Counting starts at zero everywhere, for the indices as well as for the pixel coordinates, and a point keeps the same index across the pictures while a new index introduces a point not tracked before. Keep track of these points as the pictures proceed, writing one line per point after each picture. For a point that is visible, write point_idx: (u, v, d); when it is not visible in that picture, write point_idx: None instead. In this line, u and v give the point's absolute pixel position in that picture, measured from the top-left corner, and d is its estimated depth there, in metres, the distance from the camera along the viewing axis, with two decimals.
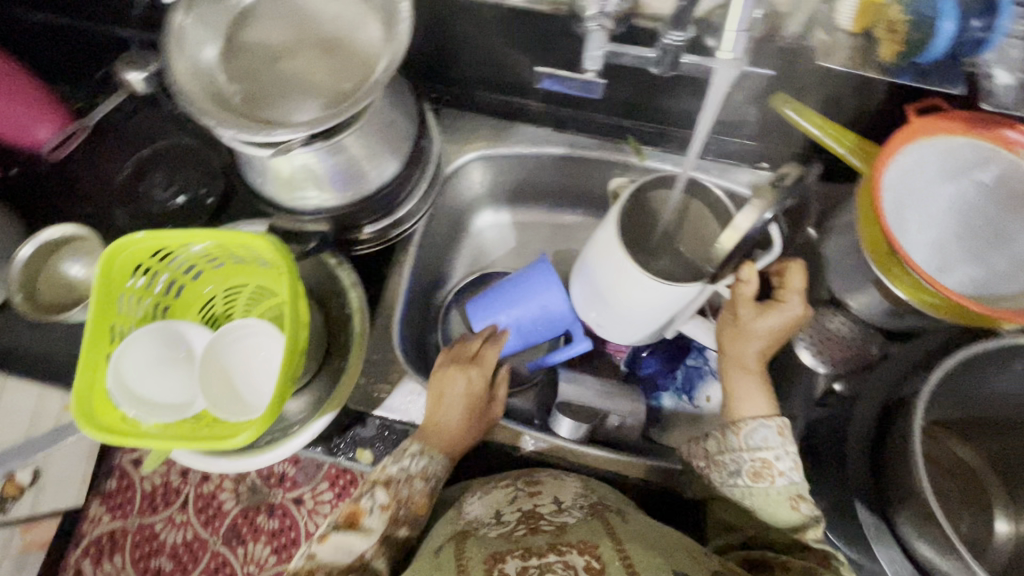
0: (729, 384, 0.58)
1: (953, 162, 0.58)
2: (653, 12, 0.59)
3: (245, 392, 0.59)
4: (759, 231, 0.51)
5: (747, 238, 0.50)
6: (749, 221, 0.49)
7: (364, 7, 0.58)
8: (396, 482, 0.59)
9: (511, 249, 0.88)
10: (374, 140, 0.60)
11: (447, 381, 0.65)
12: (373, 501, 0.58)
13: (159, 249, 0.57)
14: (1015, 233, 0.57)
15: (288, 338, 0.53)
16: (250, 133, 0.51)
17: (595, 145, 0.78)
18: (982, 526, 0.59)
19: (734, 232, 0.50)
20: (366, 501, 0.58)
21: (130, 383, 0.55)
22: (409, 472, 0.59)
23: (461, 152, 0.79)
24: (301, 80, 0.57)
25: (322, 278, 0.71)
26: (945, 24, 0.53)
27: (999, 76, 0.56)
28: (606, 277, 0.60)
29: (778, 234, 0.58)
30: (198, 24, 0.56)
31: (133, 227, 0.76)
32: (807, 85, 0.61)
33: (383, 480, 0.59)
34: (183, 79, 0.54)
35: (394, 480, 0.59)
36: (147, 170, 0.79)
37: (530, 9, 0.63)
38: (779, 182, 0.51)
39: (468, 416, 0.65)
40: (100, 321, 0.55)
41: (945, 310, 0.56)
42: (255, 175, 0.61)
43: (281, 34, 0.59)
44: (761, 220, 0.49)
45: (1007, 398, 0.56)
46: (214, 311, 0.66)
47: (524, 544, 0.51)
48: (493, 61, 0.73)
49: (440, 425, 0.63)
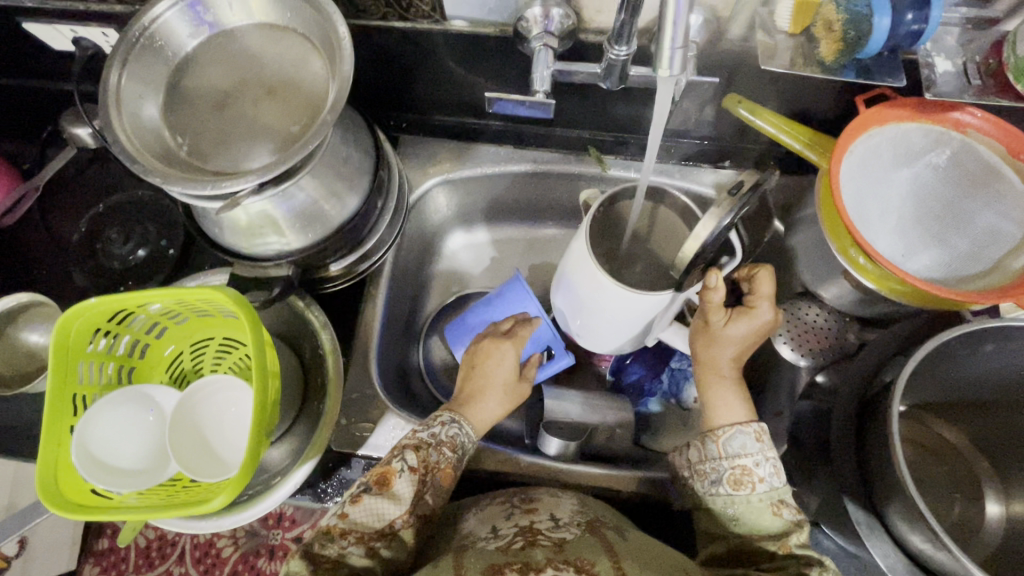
0: (706, 392, 0.58)
1: (907, 148, 0.59)
2: (598, 26, 0.60)
3: (221, 450, 0.58)
4: (721, 237, 0.52)
5: (710, 244, 0.51)
6: (709, 230, 0.50)
7: (307, 45, 0.57)
8: (427, 446, 0.56)
9: (486, 268, 0.88)
10: (330, 178, 0.59)
11: (483, 355, 0.65)
12: (403, 463, 0.54)
13: (117, 312, 0.55)
14: (976, 212, 0.58)
15: (259, 391, 0.52)
16: (196, 188, 0.50)
17: (559, 159, 0.79)
18: (974, 505, 0.59)
19: (697, 241, 0.50)
20: (395, 462, 0.55)
21: (98, 456, 0.53)
22: (440, 437, 0.57)
23: (424, 178, 0.79)
24: (248, 126, 0.55)
25: (293, 320, 0.69)
26: (882, 21, 0.48)
27: (939, 64, 0.55)
28: (585, 287, 0.60)
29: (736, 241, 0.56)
30: (133, 82, 0.54)
31: (94, 285, 0.74)
32: (756, 85, 0.62)
33: (415, 444, 0.56)
34: (123, 135, 0.52)
35: (425, 445, 0.56)
36: (104, 224, 0.77)
37: (476, 33, 0.62)
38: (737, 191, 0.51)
39: (500, 392, 0.63)
40: (61, 393, 0.53)
41: (913, 295, 0.56)
42: (211, 226, 0.59)
43: (225, 79, 0.57)
44: (718, 228, 0.50)
45: (985, 378, 0.56)
46: (182, 367, 0.64)
47: (521, 558, 0.48)
48: (446, 87, 0.73)
49: (474, 397, 0.62)
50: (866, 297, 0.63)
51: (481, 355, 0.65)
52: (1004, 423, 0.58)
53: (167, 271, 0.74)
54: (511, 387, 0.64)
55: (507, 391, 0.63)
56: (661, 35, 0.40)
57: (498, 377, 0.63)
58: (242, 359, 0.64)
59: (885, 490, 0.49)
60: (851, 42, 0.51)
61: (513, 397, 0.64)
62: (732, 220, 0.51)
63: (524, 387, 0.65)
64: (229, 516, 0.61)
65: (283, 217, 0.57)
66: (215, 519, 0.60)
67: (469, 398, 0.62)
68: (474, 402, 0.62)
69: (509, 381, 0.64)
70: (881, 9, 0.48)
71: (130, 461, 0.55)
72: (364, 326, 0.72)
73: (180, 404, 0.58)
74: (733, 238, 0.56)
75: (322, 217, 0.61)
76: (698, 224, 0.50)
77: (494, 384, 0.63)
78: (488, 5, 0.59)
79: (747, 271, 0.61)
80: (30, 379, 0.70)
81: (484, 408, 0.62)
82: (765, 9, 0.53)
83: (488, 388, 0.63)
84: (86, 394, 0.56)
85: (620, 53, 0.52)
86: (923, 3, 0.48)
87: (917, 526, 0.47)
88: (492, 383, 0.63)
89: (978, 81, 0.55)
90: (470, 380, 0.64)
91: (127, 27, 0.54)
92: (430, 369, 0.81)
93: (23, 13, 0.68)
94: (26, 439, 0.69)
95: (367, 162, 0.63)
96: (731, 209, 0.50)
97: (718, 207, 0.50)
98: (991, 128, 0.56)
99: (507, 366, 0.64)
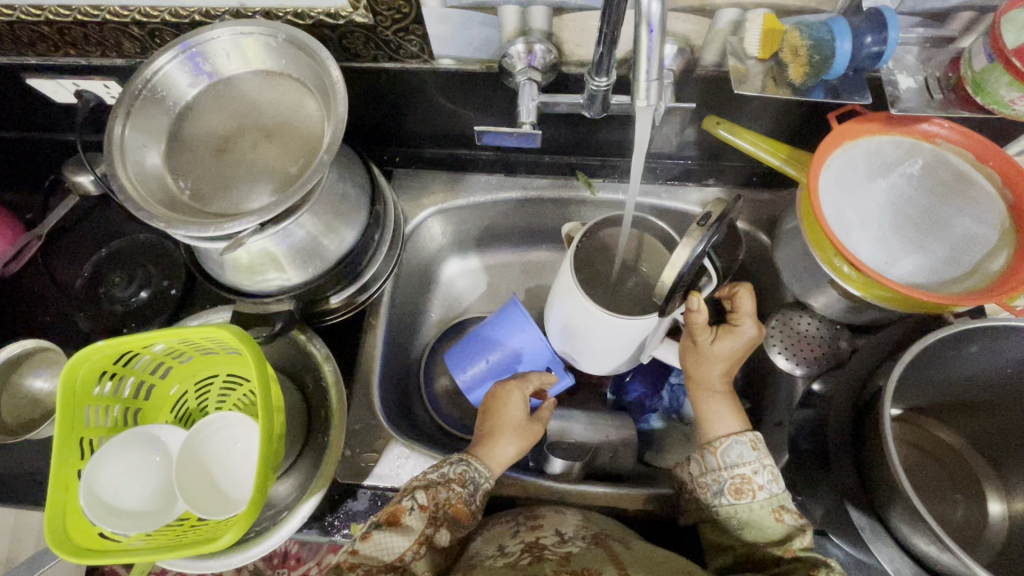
0: (701, 409, 0.60)
1: (881, 159, 0.62)
2: (579, 59, 0.63)
3: (226, 486, 0.58)
4: (694, 266, 0.52)
5: (684, 274, 0.52)
6: (683, 260, 0.51)
7: (302, 87, 0.59)
8: (436, 485, 0.56)
9: (483, 293, 0.89)
10: (328, 214, 0.61)
11: (502, 395, 0.65)
12: (413, 502, 0.55)
13: (122, 353, 0.56)
14: (951, 217, 0.60)
15: (265, 423, 0.52)
16: (199, 229, 0.51)
17: (548, 185, 0.81)
18: (976, 508, 0.60)
19: (673, 270, 0.51)
20: (405, 500, 0.55)
21: (106, 500, 0.54)
22: (448, 476, 0.58)
23: (418, 209, 0.81)
24: (247, 168, 0.58)
25: (296, 354, 0.71)
26: (844, 45, 0.51)
27: (902, 82, 0.58)
28: (579, 318, 0.61)
29: (712, 264, 0.57)
30: (137, 132, 0.57)
31: (96, 329, 0.75)
32: (732, 107, 0.64)
33: (424, 484, 0.56)
34: (130, 183, 0.54)
35: (433, 484, 0.56)
36: (106, 269, 0.79)
37: (462, 69, 0.65)
38: (704, 221, 0.52)
39: (516, 434, 0.63)
40: (67, 437, 0.53)
41: (896, 299, 0.58)
42: (215, 265, 0.61)
43: (225, 124, 0.59)
44: (694, 254, 0.50)
45: (974, 379, 0.57)
46: (187, 406, 0.65)
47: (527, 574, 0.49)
48: (438, 121, 0.76)
49: (488, 435, 0.63)
50: (854, 304, 0.65)
51: (491, 400, 0.65)
52: (998, 422, 0.59)
53: (170, 311, 0.75)
54: (525, 429, 0.64)
55: (520, 430, 0.63)
56: (636, 68, 0.43)
57: (509, 418, 0.64)
58: (248, 395, 0.65)
59: (885, 494, 0.50)
60: (818, 65, 0.53)
61: (527, 438, 0.64)
62: (704, 249, 0.51)
63: (536, 428, 0.65)
64: (237, 553, 0.60)
65: (283, 253, 0.59)
66: (223, 557, 0.60)
67: (484, 441, 0.62)
68: (487, 444, 0.62)
69: (519, 421, 0.64)
70: (841, 34, 0.51)
71: (140, 503, 0.55)
72: (365, 357, 0.73)
73: (186, 445, 0.58)
74: (705, 263, 0.58)
75: (321, 252, 0.62)
76: (674, 252, 0.51)
77: (505, 428, 0.63)
78: (473, 44, 0.62)
79: (729, 288, 0.62)
80: (33, 426, 0.71)
81: (496, 454, 0.61)
82: (735, 37, 0.56)
83: (501, 430, 0.63)
84: (93, 438, 0.57)
85: (601, 84, 0.55)
86: (882, 26, 0.51)
87: (919, 529, 0.47)
88: (504, 425, 0.63)
89: (940, 95, 0.57)
90: (484, 423, 0.64)
91: (130, 79, 0.56)
92: (432, 396, 0.81)
93: (28, 70, 0.71)
94: (29, 487, 0.68)
95: (363, 197, 0.66)
96: (701, 238, 0.50)
97: (688, 237, 0.51)
98: (958, 136, 0.60)
99: (518, 407, 0.64)
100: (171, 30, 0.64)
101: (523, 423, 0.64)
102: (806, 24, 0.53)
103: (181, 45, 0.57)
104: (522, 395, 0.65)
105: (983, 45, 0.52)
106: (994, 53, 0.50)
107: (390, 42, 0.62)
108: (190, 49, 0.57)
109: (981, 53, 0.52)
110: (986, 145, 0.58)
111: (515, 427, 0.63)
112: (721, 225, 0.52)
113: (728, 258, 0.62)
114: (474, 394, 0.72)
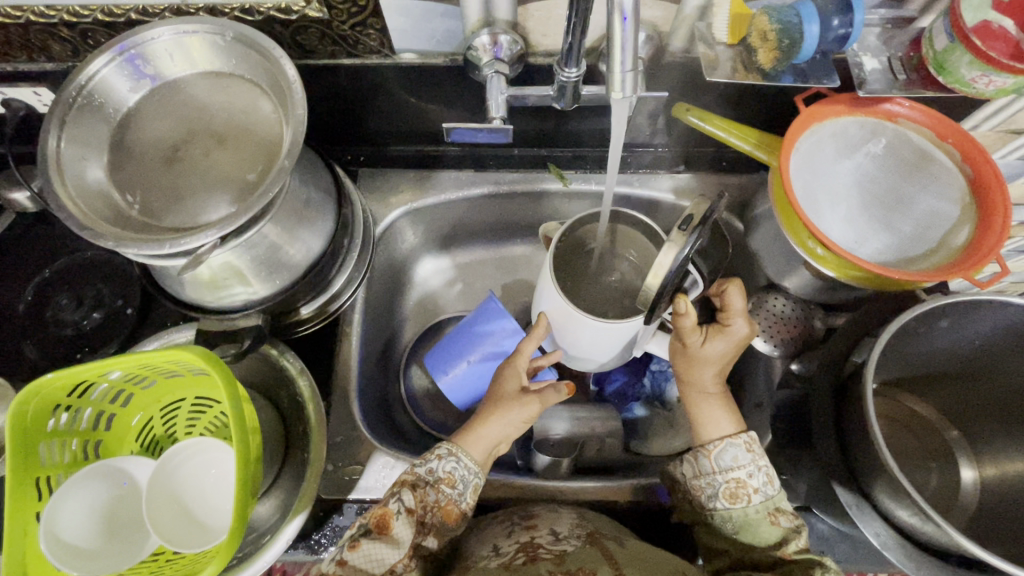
0: (695, 410, 0.60)
1: (847, 141, 0.63)
2: (546, 49, 0.62)
3: (202, 515, 0.55)
4: (680, 270, 0.51)
5: (669, 279, 0.51)
6: (667, 262, 0.50)
7: (256, 87, 0.56)
8: (424, 486, 0.55)
9: (458, 291, 0.87)
10: (293, 221, 0.58)
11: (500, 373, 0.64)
12: (400, 505, 0.53)
13: (77, 384, 0.52)
14: (913, 194, 0.61)
15: (238, 450, 0.49)
16: (154, 248, 0.47)
17: (518, 178, 0.79)
18: (950, 476, 0.62)
19: (659, 276, 0.50)
20: (392, 503, 0.53)
21: (74, 543, 0.50)
22: (437, 475, 0.56)
23: (387, 210, 0.78)
24: (201, 177, 0.54)
25: (267, 370, 0.67)
26: (811, 28, 0.51)
27: (868, 63, 0.58)
28: (562, 315, 0.60)
29: (695, 271, 0.59)
30: (75, 143, 0.52)
31: (43, 357, 0.70)
32: (702, 92, 0.64)
33: (411, 483, 0.55)
34: (71, 200, 0.50)
35: (422, 484, 0.55)
36: (51, 291, 0.73)
37: (425, 63, 0.63)
38: (685, 225, 0.51)
39: (507, 409, 0.60)
40: (19, 480, 0.49)
41: (868, 279, 0.59)
42: (173, 281, 0.57)
43: (172, 130, 0.55)
44: (679, 259, 0.50)
45: (945, 352, 0.59)
46: (153, 433, 0.61)
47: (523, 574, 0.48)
48: (402, 117, 0.73)
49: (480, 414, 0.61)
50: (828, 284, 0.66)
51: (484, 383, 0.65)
52: (970, 390, 0.61)
53: (127, 332, 0.71)
54: (516, 400, 0.61)
55: (508, 406, 0.61)
56: (611, 59, 0.42)
57: (500, 396, 0.62)
58: (219, 417, 0.61)
59: (868, 469, 0.51)
60: (786, 50, 0.53)
61: (517, 411, 0.60)
62: (688, 253, 0.50)
63: (530, 399, 0.61)
64: None
65: (246, 265, 0.56)
66: None
67: (471, 424, 0.60)
68: (473, 427, 0.60)
69: (510, 397, 0.61)
70: (809, 18, 0.51)
71: (111, 540, 0.52)
72: (342, 367, 0.71)
73: (156, 475, 0.55)
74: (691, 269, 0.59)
75: (289, 261, 0.59)
76: (657, 259, 0.50)
77: (494, 405, 0.61)
78: (435, 37, 0.60)
79: (718, 286, 0.61)
80: None
81: (486, 433, 0.59)
82: (703, 23, 0.56)
83: (493, 406, 0.61)
84: (51, 476, 0.53)
85: (571, 75, 0.54)
86: (846, 8, 0.51)
87: (902, 502, 0.48)
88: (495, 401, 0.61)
89: (904, 76, 0.58)
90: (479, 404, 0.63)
91: (63, 87, 0.52)
92: (412, 400, 0.79)
93: None
94: None
95: (329, 201, 0.62)
96: (687, 241, 0.50)
97: (673, 240, 0.50)
98: (920, 116, 0.61)
99: (511, 383, 0.63)
100: (106, 30, 0.59)
101: (514, 396, 0.61)
102: (773, 8, 0.53)
103: (116, 46, 0.52)
104: (515, 369, 0.63)
105: (943, 25, 0.52)
106: (954, 33, 0.51)
107: (347, 37, 0.59)
108: (128, 51, 0.53)
109: (943, 33, 0.53)
110: (945, 122, 0.60)
111: (504, 402, 0.61)
112: (703, 228, 0.51)
113: (717, 261, 0.68)
114: (457, 396, 0.71)
